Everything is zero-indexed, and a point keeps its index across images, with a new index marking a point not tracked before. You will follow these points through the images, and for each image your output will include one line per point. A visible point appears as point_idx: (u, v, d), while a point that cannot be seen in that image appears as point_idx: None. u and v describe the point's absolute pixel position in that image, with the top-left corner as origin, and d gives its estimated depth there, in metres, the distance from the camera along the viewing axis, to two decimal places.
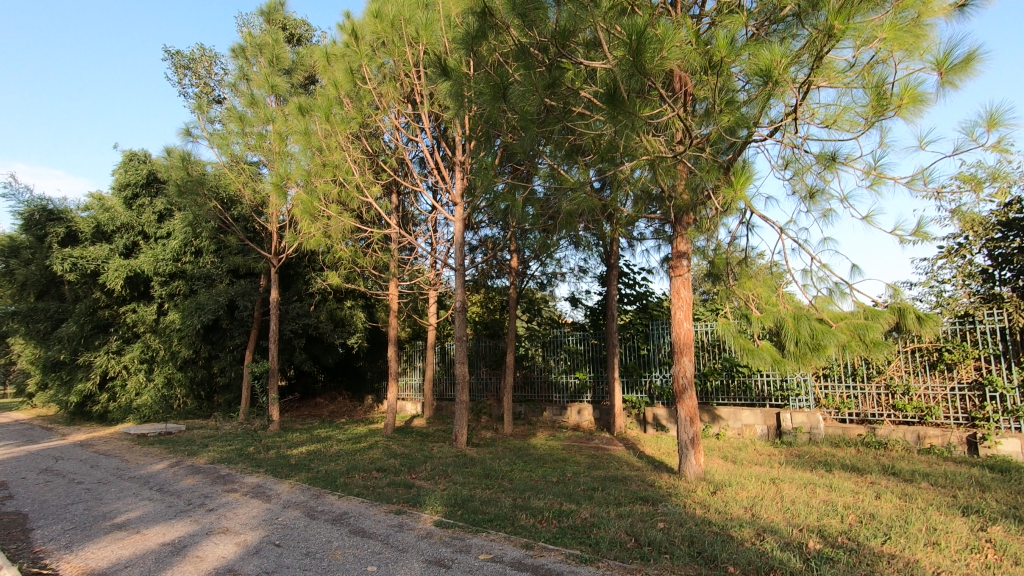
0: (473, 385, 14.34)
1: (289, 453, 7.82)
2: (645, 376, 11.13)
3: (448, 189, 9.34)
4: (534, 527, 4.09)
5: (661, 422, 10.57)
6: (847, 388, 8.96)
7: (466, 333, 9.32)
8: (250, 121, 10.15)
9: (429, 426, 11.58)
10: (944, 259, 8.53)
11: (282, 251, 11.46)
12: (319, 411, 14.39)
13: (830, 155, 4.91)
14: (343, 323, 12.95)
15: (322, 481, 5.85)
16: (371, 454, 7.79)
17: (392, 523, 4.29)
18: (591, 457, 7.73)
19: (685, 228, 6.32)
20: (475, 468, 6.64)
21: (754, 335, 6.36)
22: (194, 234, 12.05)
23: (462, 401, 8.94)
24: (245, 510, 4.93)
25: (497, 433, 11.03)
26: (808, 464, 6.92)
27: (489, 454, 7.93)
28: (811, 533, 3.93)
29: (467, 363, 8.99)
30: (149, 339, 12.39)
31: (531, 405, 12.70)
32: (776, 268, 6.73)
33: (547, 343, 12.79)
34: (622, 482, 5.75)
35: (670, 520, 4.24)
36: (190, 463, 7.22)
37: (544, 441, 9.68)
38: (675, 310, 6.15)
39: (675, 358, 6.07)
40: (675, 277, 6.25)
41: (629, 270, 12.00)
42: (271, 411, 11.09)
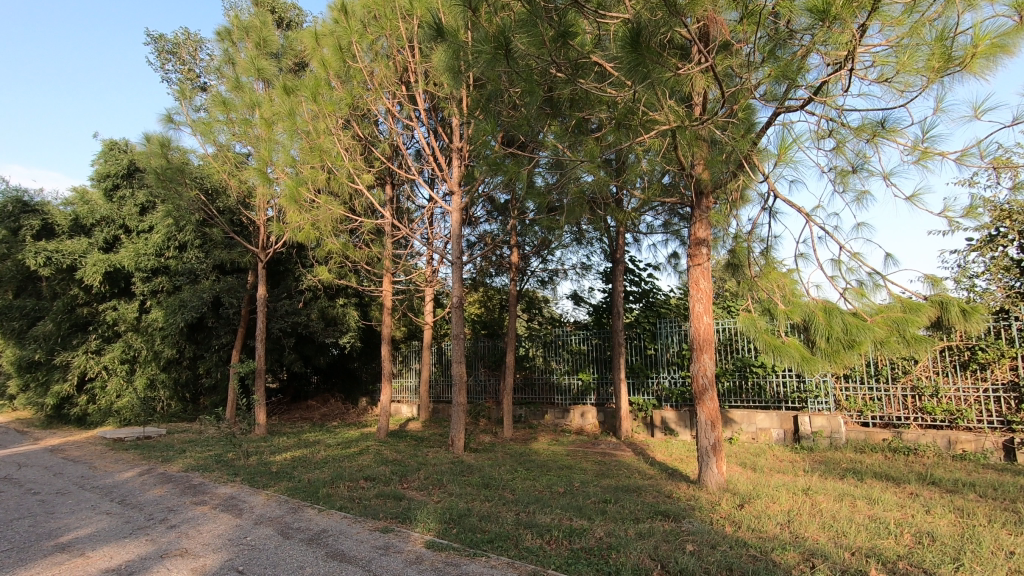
0: (471, 387, 13.76)
1: (271, 459, 7.24)
2: (652, 377, 10.55)
3: (445, 177, 8.80)
4: (542, 550, 3.51)
5: (670, 425, 10.01)
6: (869, 390, 8.40)
7: (464, 330, 8.72)
8: (235, 107, 9.61)
9: (425, 430, 10.99)
10: (975, 251, 7.99)
11: (269, 245, 10.90)
12: (311, 414, 13.80)
13: (874, 126, 4.37)
14: (335, 322, 12.38)
15: (302, 492, 5.26)
16: (361, 460, 7.21)
17: (376, 544, 3.71)
18: (598, 464, 7.16)
19: (704, 213, 5.75)
20: (473, 476, 6.07)
21: (779, 330, 5.78)
22: (178, 228, 11.46)
23: (460, 403, 8.37)
24: (211, 526, 4.34)
25: (496, 437, 10.45)
26: (837, 473, 6.35)
27: (489, 460, 7.36)
28: (867, 558, 3.35)
29: (465, 363, 8.42)
30: (130, 338, 11.79)
31: (532, 408, 12.12)
32: (801, 259, 6.17)
33: (548, 343, 12.23)
34: (635, 493, 5.18)
35: (698, 541, 3.66)
36: (162, 471, 6.62)
37: (545, 446, 9.08)
38: (694, 303, 5.55)
39: (694, 355, 5.49)
40: (694, 267, 5.65)
41: (634, 265, 11.49)
42: (257, 414, 10.49)
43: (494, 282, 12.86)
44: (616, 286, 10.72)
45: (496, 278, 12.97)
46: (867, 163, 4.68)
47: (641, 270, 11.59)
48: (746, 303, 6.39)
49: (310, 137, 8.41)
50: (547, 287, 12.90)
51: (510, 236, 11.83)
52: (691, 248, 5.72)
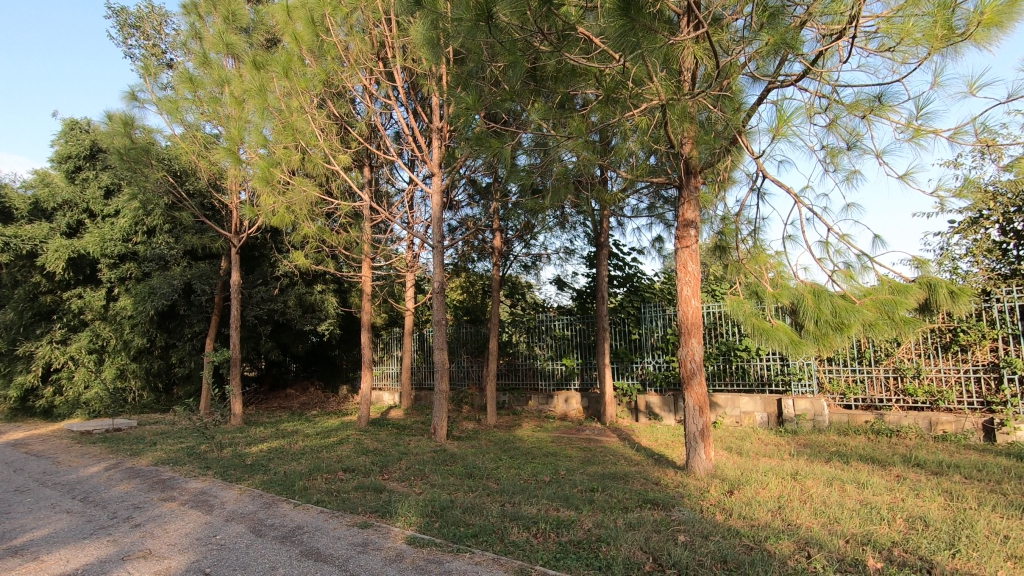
0: (453, 374, 13.59)
1: (247, 451, 6.98)
2: (636, 362, 10.47)
3: (425, 158, 8.51)
4: (528, 544, 3.36)
5: (655, 410, 9.97)
6: (852, 372, 8.42)
7: (446, 316, 8.50)
8: (203, 83, 9.16)
9: (407, 418, 10.80)
10: (958, 234, 7.99)
11: (243, 230, 10.51)
12: (290, 403, 13.52)
13: (868, 101, 4.24)
14: (313, 308, 12.06)
15: (278, 485, 5.03)
16: (340, 451, 6.99)
17: (354, 541, 3.52)
18: (584, 451, 7.05)
19: (693, 194, 5.59)
20: (456, 466, 5.90)
21: (768, 313, 5.68)
22: (146, 212, 10.98)
23: (443, 390, 8.18)
24: (179, 524, 4.10)
25: (479, 424, 10.31)
26: (823, 456, 6.33)
27: (472, 448, 7.20)
28: (862, 545, 3.26)
29: (447, 349, 8.22)
30: (97, 327, 11.35)
31: (515, 394, 12.00)
32: (790, 241, 6.07)
33: (531, 329, 12.08)
34: (622, 481, 5.07)
35: (690, 531, 3.54)
36: (130, 465, 6.33)
37: (530, 433, 8.96)
38: (682, 288, 5.41)
39: (682, 339, 5.36)
40: (682, 249, 5.50)
41: (618, 249, 11.35)
42: (233, 404, 10.18)
43: (476, 267, 12.64)
44: (601, 270, 10.58)
45: (479, 263, 12.75)
46: (861, 140, 4.55)
47: (625, 254, 11.47)
48: (734, 286, 6.28)
49: (284, 115, 8.04)
50: (531, 271, 12.72)
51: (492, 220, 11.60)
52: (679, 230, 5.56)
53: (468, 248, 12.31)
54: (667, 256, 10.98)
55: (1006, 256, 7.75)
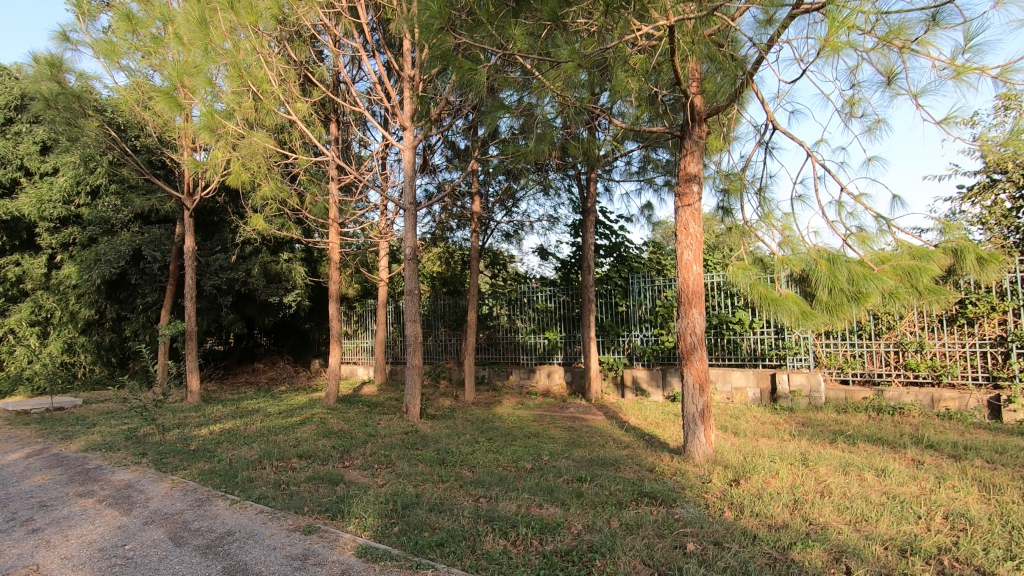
0: (430, 347, 12.94)
1: (196, 434, 6.28)
2: (623, 335, 9.94)
3: (395, 111, 7.69)
4: (506, 556, 2.74)
5: (642, 385, 9.49)
6: (850, 346, 7.96)
7: (419, 286, 7.79)
8: (143, 22, 8.12)
9: (380, 395, 10.16)
10: (968, 200, 7.48)
11: (197, 191, 9.59)
12: (257, 378, 12.79)
13: (914, 28, 3.55)
14: (278, 278, 11.26)
15: (218, 476, 4.35)
16: (301, 432, 6.33)
17: (292, 553, 2.87)
18: (568, 431, 6.52)
19: (697, 144, 4.86)
20: (426, 450, 5.29)
21: (776, 282, 5.10)
22: (88, 170, 9.95)
23: (415, 365, 7.53)
24: (86, 528, 3.41)
25: (456, 401, 9.71)
26: (826, 436, 5.86)
27: (446, 429, 6.58)
28: (906, 555, 2.72)
29: (420, 322, 7.54)
30: (40, 297, 10.42)
31: (495, 368, 11.43)
32: (798, 201, 5.47)
33: (512, 300, 11.42)
34: (613, 468, 4.51)
35: (699, 536, 2.96)
36: (55, 451, 5.57)
37: (510, 411, 8.39)
38: (682, 251, 4.77)
39: (681, 309, 4.75)
40: (683, 208, 4.82)
41: (605, 216, 10.69)
42: (190, 380, 9.41)
43: (455, 237, 11.91)
44: (586, 238, 9.93)
45: (458, 232, 12.03)
46: (896, 78, 3.89)
47: (612, 222, 10.82)
48: (735, 253, 5.67)
49: (235, 57, 7.12)
50: (512, 241, 12.03)
51: (472, 184, 10.86)
52: (678, 186, 4.89)
53: (446, 215, 11.55)
54: (656, 224, 10.35)
55: (1020, 223, 7.23)
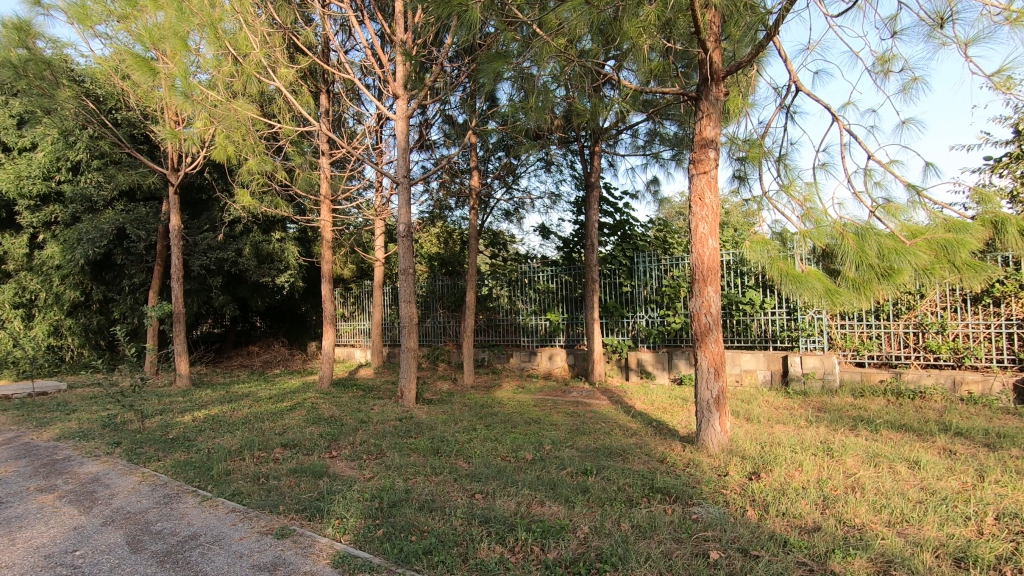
0: (429, 329, 12.59)
1: (178, 421, 5.95)
2: (628, 317, 9.58)
3: (386, 78, 7.24)
4: (503, 567, 2.39)
5: (647, 367, 9.15)
6: (867, 328, 7.58)
7: (413, 265, 7.39)
8: None
9: (376, 378, 9.83)
10: (994, 172, 7.06)
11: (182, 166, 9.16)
12: (251, 361, 12.48)
13: None
14: (271, 258, 10.90)
15: (192, 469, 4.01)
16: (289, 419, 6.00)
17: (260, 562, 2.53)
18: (572, 417, 6.18)
19: (714, 105, 4.41)
20: (419, 439, 4.95)
21: (798, 259, 4.70)
22: (68, 145, 9.51)
23: (410, 347, 7.16)
24: (38, 529, 3.07)
25: (454, 384, 9.39)
26: (846, 422, 5.51)
27: (442, 415, 6.25)
28: (962, 566, 2.37)
29: (415, 302, 7.16)
30: (23, 278, 10.09)
31: (495, 351, 11.09)
32: (822, 170, 5.05)
33: (513, 281, 11.03)
34: (620, 459, 4.17)
35: (722, 542, 2.61)
36: (26, 440, 5.23)
37: (510, 395, 8.06)
38: (697, 224, 4.37)
39: (695, 288, 4.37)
40: (698, 176, 4.39)
41: (608, 192, 10.25)
42: (178, 363, 9.08)
43: (453, 217, 11.51)
44: (589, 215, 9.51)
45: (456, 211, 11.63)
46: (942, 24, 3.47)
47: (616, 200, 10.39)
48: (751, 227, 5.25)
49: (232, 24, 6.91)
50: (513, 219, 11.61)
51: (470, 159, 10.42)
52: (693, 152, 4.44)
53: (443, 193, 11.13)
54: (663, 201, 9.91)
55: None
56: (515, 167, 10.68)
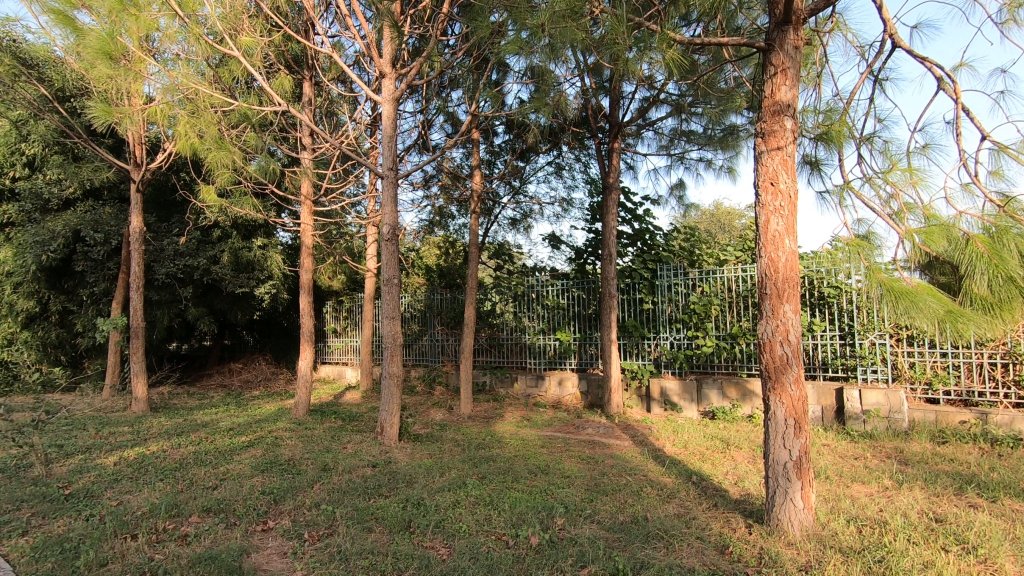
0: (425, 348, 11.43)
1: (98, 464, 4.79)
2: (648, 338, 8.40)
3: (372, 51, 6.19)
4: None
5: (671, 398, 7.94)
6: (940, 357, 6.29)
7: (398, 274, 6.21)
8: None
9: (362, 405, 8.65)
10: None
11: (148, 162, 8.13)
12: (230, 381, 11.34)
13: None
14: (252, 268, 9.88)
15: (55, 555, 2.85)
16: (235, 463, 4.84)
17: None
18: (589, 467, 4.95)
19: (792, 57, 3.23)
20: (388, 502, 3.77)
21: (902, 268, 3.48)
22: (24, 137, 8.53)
23: (395, 374, 5.95)
24: None
25: (450, 414, 8.20)
26: (946, 483, 4.26)
27: (427, 459, 5.06)
28: None
29: (400, 319, 5.98)
30: None
31: (498, 374, 9.91)
32: (922, 150, 3.84)
33: (518, 296, 9.89)
34: (665, 551, 2.95)
35: None
36: None
37: (513, 430, 6.86)
38: (768, 219, 3.20)
39: (765, 306, 3.17)
40: (769, 154, 3.21)
41: (627, 196, 9.11)
42: (136, 385, 7.94)
43: (454, 226, 10.41)
44: (606, 221, 8.36)
45: (458, 219, 10.53)
46: None
47: (635, 206, 9.22)
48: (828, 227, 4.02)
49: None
50: (519, 228, 10.49)
51: (473, 159, 9.37)
52: (760, 123, 3.28)
53: (443, 199, 10.05)
54: (689, 206, 8.74)
55: None
56: (521, 170, 9.60)
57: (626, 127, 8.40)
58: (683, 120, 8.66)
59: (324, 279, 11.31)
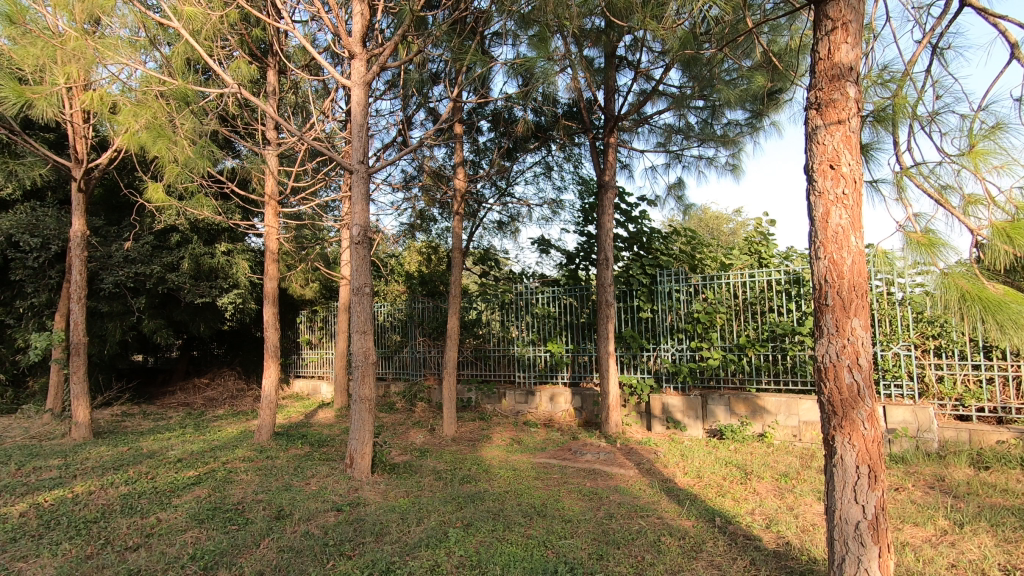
0: (406, 361, 10.65)
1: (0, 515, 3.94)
2: (648, 350, 7.74)
3: (338, 24, 5.41)
4: None
5: (674, 415, 7.30)
6: (973, 370, 5.68)
7: (370, 282, 5.45)
8: None
9: (334, 427, 7.84)
10: None
11: (93, 158, 7.29)
12: (193, 399, 10.43)
13: None
14: (214, 276, 9.03)
15: None
16: (172, 510, 4.04)
17: None
18: (593, 506, 4.25)
19: (855, 9, 2.58)
20: (348, 569, 3.05)
21: (981, 270, 2.68)
22: None
23: (367, 398, 5.19)
24: None
25: (432, 436, 7.44)
26: (1015, 525, 3.61)
27: (403, 500, 4.33)
28: None
29: (372, 333, 5.22)
30: None
31: (484, 389, 9.17)
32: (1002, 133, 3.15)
33: (506, 304, 9.18)
34: None
35: None
36: None
37: (503, 456, 6.13)
38: (827, 211, 2.53)
39: (826, 320, 2.51)
40: (827, 129, 2.56)
41: (622, 196, 8.46)
42: (77, 409, 7.05)
43: (436, 230, 9.68)
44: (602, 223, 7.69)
45: (440, 222, 9.79)
46: None
47: (630, 207, 8.58)
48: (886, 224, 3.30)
49: None
50: (506, 232, 9.80)
51: (456, 157, 8.66)
52: (814, 91, 2.62)
53: (424, 201, 9.31)
54: (689, 207, 8.13)
55: None
56: (508, 170, 8.92)
57: (621, 120, 7.76)
58: (680, 115, 8.10)
59: (296, 288, 10.49)
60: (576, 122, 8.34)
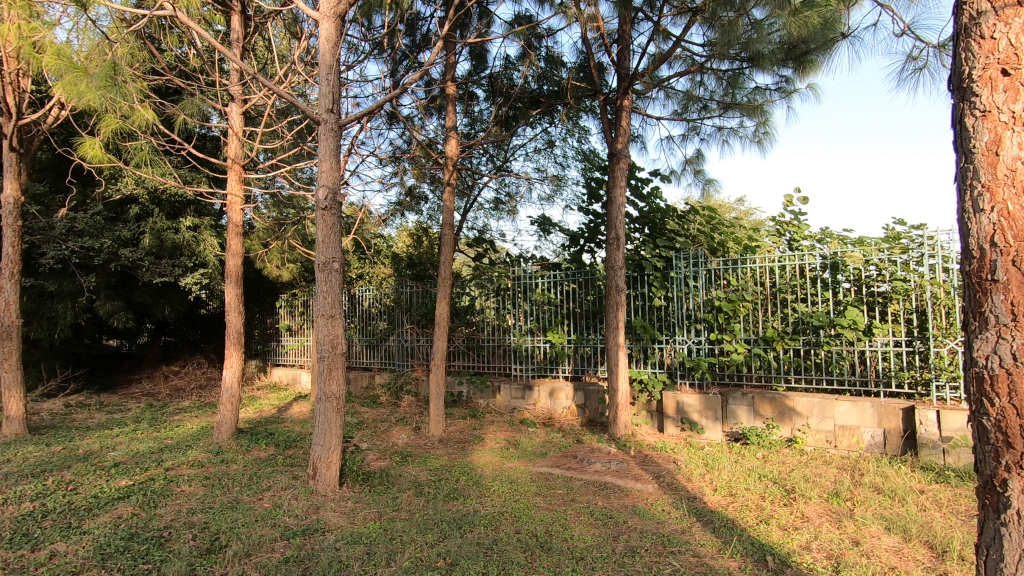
0: (392, 351, 9.75)
1: None
2: (661, 342, 6.91)
3: None
4: None
5: (690, 415, 6.48)
6: None
7: (341, 256, 4.55)
8: None
9: (307, 425, 6.96)
10: None
11: (30, 113, 6.33)
12: (157, 390, 9.52)
13: None
14: (178, 253, 8.10)
15: None
16: (77, 539, 3.18)
17: None
18: (608, 535, 3.42)
19: None
20: None
21: None
22: None
23: (335, 396, 4.31)
24: None
25: (418, 436, 6.58)
26: None
27: (373, 526, 3.47)
28: None
29: (342, 315, 4.35)
30: None
31: (477, 383, 8.33)
32: None
33: (502, 289, 8.31)
34: None
35: None
36: None
37: (497, 463, 5.28)
38: (1000, 139, 1.67)
39: (996, 303, 1.65)
40: (997, 16, 1.70)
41: (634, 170, 7.58)
42: (9, 401, 6.14)
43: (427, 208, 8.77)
44: (612, 198, 6.80)
45: (430, 199, 8.88)
46: None
47: (642, 183, 7.69)
48: None
49: None
50: (502, 210, 8.89)
51: (448, 123, 7.73)
52: None
53: (413, 175, 8.39)
54: (709, 184, 7.27)
55: None
56: (507, 140, 8.01)
57: (636, 82, 6.84)
58: (702, 79, 7.21)
59: (271, 269, 9.58)
60: (584, 86, 7.41)
